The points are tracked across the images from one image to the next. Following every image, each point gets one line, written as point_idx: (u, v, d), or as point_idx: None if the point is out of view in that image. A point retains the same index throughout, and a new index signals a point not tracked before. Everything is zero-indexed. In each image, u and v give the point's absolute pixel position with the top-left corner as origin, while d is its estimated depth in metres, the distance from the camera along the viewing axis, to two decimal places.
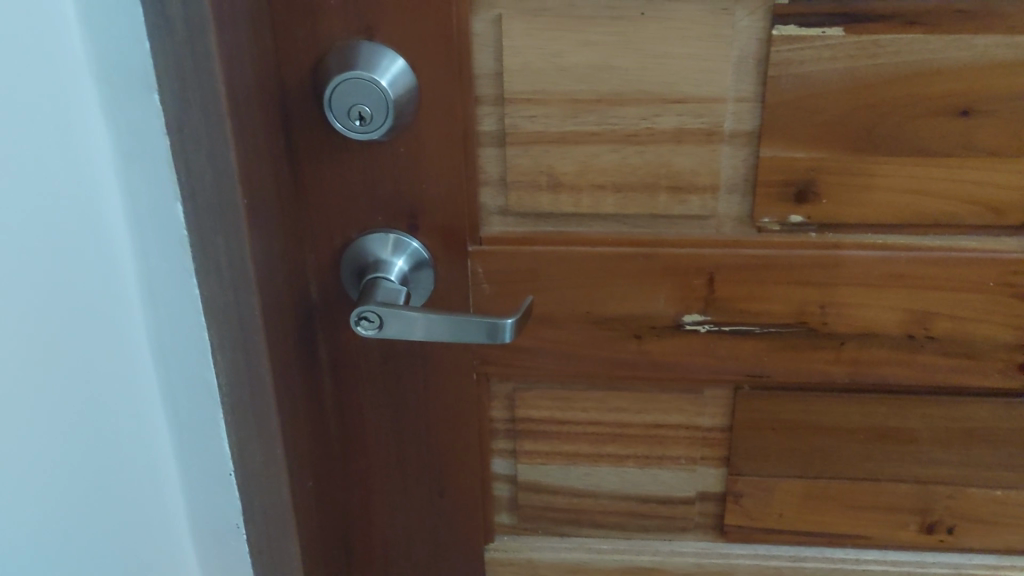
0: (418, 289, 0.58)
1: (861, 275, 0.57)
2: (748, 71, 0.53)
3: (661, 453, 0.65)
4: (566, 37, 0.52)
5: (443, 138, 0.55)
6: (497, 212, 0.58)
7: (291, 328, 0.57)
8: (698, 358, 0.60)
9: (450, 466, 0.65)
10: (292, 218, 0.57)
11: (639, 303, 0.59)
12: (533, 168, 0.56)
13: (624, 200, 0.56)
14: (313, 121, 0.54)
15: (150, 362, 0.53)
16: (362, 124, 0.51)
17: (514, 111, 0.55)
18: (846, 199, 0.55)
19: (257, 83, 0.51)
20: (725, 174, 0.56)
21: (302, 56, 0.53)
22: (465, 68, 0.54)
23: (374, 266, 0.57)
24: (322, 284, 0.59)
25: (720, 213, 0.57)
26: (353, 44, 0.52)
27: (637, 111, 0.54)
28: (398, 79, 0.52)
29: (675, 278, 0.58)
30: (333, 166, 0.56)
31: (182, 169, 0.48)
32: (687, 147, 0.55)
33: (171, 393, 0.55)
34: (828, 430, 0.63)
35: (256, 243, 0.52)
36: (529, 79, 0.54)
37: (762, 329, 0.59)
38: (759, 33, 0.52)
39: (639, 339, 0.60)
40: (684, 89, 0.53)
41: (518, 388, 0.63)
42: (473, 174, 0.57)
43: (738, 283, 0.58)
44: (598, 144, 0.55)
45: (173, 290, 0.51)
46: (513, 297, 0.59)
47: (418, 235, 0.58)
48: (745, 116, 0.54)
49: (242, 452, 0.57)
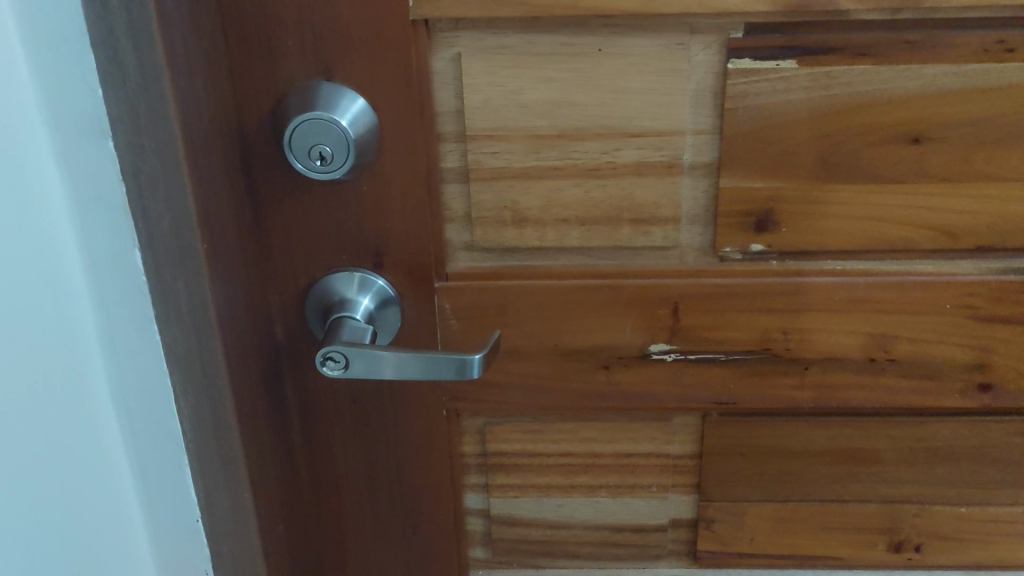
0: (384, 327, 0.58)
1: (821, 300, 0.58)
2: (705, 103, 0.54)
3: (633, 482, 0.64)
4: (527, 74, 0.53)
5: (405, 175, 0.55)
6: (462, 247, 0.58)
7: (258, 371, 0.57)
8: (666, 387, 0.60)
9: (422, 502, 0.64)
10: (257, 260, 0.57)
11: (606, 334, 0.59)
12: (497, 203, 0.56)
13: (588, 233, 0.57)
14: (273, 162, 0.55)
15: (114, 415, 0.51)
16: (323, 164, 0.52)
17: (477, 148, 0.55)
18: (806, 226, 0.56)
19: (217, 127, 0.51)
20: (687, 204, 0.57)
21: (262, 98, 0.53)
22: (426, 106, 0.54)
23: (339, 305, 0.57)
24: (287, 323, 0.59)
25: (683, 244, 0.58)
26: (313, 86, 0.52)
27: (598, 145, 0.55)
28: (359, 119, 0.53)
29: (641, 309, 0.58)
30: (296, 208, 0.56)
31: (139, 218, 0.48)
32: (648, 180, 0.56)
33: (135, 447, 0.53)
34: (796, 453, 0.63)
35: (218, 286, 0.52)
36: (491, 116, 0.54)
37: (727, 356, 0.59)
38: (715, 67, 0.53)
39: (607, 369, 0.60)
40: (643, 122, 0.54)
41: (488, 422, 0.63)
42: (437, 210, 0.57)
43: (703, 311, 0.58)
44: (560, 179, 0.56)
45: (134, 336, 0.50)
46: (481, 332, 0.59)
47: (384, 273, 0.58)
48: (704, 148, 0.55)
49: (208, 495, 0.56)
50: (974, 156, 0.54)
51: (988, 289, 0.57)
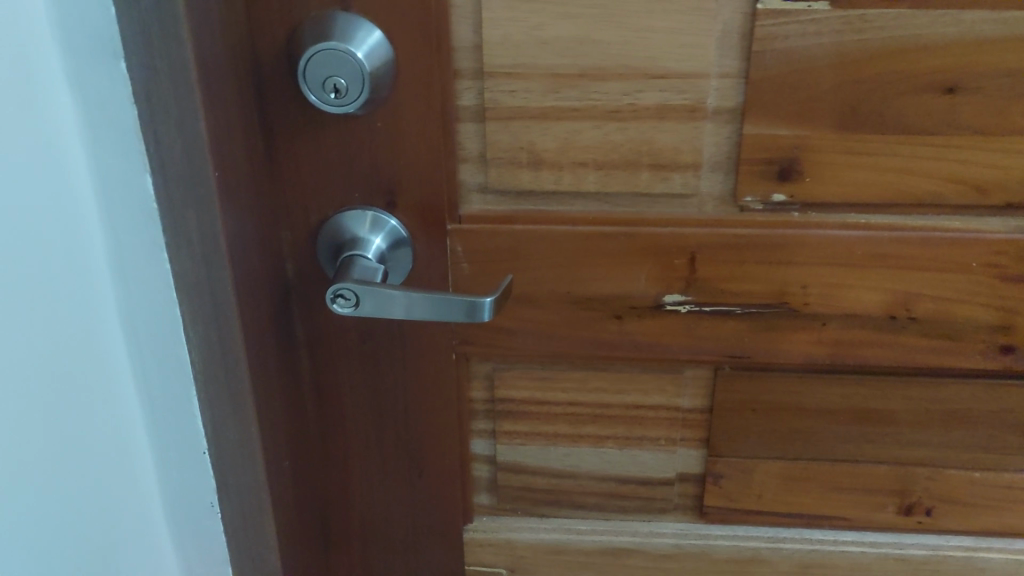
0: (396, 267, 0.57)
1: (842, 255, 0.56)
2: (732, 46, 0.52)
3: (641, 434, 0.64)
4: (548, 10, 0.51)
5: (420, 111, 0.54)
6: (476, 190, 0.57)
7: (268, 310, 0.56)
8: (680, 339, 0.59)
9: (428, 446, 0.63)
10: (267, 193, 0.55)
11: (620, 282, 0.58)
12: (513, 144, 0.55)
13: (606, 177, 0.56)
14: (285, 92, 0.53)
15: (124, 344, 0.50)
16: (337, 97, 0.50)
17: (494, 86, 0.54)
18: (831, 177, 0.55)
19: (229, 53, 0.49)
20: (709, 151, 0.55)
21: (275, 24, 0.51)
22: (443, 41, 0.53)
23: (351, 244, 0.56)
24: (296, 261, 0.58)
25: (702, 192, 0.56)
26: (330, 15, 0.51)
27: (619, 86, 0.53)
28: (375, 51, 0.51)
29: (657, 257, 0.57)
30: (310, 142, 0.54)
31: (150, 141, 0.46)
32: (670, 124, 0.54)
33: (144, 379, 0.52)
34: (810, 411, 0.62)
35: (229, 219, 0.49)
36: (509, 52, 0.53)
37: (744, 309, 0.58)
38: (744, 8, 0.51)
39: (620, 319, 0.59)
40: (667, 64, 0.52)
41: (497, 368, 0.62)
42: (452, 149, 0.56)
43: (720, 262, 0.57)
44: (579, 120, 0.54)
45: (144, 264, 0.49)
46: (492, 276, 0.58)
47: (396, 212, 0.57)
48: (729, 92, 0.53)
49: (216, 427, 0.54)
50: (1010, 109, 0.52)
51: (1015, 248, 0.55)
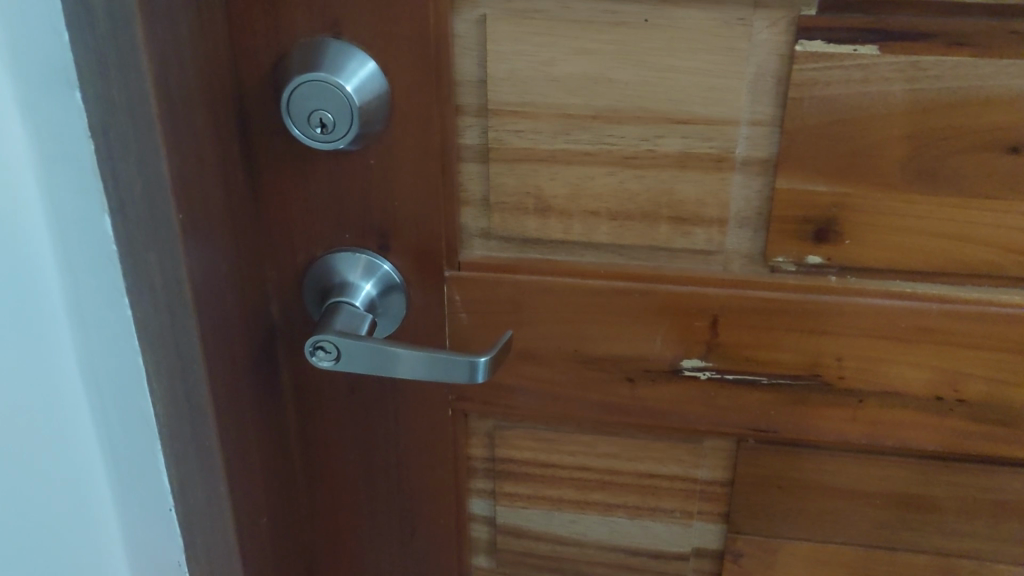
0: (387, 315, 0.53)
1: (883, 327, 0.50)
2: (766, 90, 0.46)
3: (653, 505, 0.58)
4: (559, 44, 0.46)
5: (418, 149, 0.49)
6: (478, 234, 0.52)
7: (243, 357, 0.51)
8: (699, 409, 0.53)
9: (421, 505, 0.59)
10: (250, 230, 0.51)
11: (634, 344, 0.52)
12: (519, 188, 0.50)
13: (620, 229, 0.50)
14: (270, 123, 0.49)
15: (85, 397, 0.46)
16: (323, 133, 0.46)
17: (499, 124, 0.49)
18: (874, 240, 0.48)
19: (204, 84, 0.44)
20: (737, 205, 0.49)
21: (263, 51, 0.47)
22: (444, 75, 0.48)
23: (339, 288, 0.51)
24: (283, 302, 0.53)
25: (728, 248, 0.50)
26: (320, 44, 0.46)
27: (637, 130, 0.48)
28: (367, 84, 0.46)
29: (676, 319, 0.51)
30: (297, 178, 0.50)
31: (108, 180, 0.43)
32: (692, 174, 0.48)
33: (108, 434, 0.48)
34: (842, 491, 0.56)
35: (193, 254, 0.45)
36: (516, 88, 0.47)
37: (771, 379, 0.52)
38: (780, 49, 0.45)
39: (632, 382, 0.53)
40: (691, 108, 0.47)
41: (498, 426, 0.57)
42: (452, 192, 0.51)
43: (746, 327, 0.51)
44: (592, 166, 0.49)
45: (104, 311, 0.45)
46: (492, 330, 0.53)
47: (390, 256, 0.52)
48: (761, 141, 0.48)
49: (182, 485, 0.51)
50: None
51: None
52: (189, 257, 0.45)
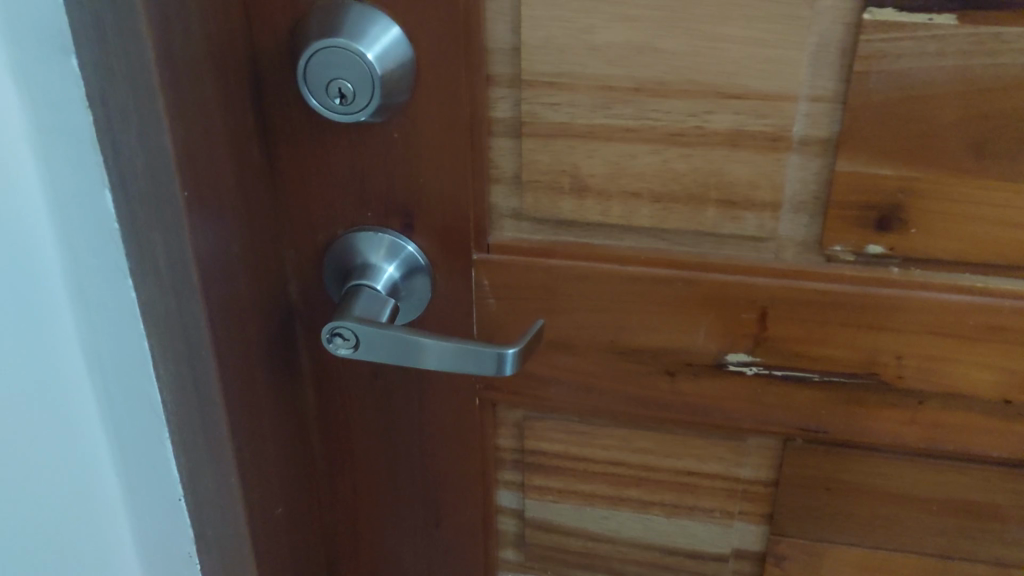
0: (411, 300, 0.49)
1: (949, 324, 0.46)
2: (828, 63, 0.42)
3: (692, 503, 0.54)
4: (601, 9, 0.42)
5: (445, 122, 0.45)
6: (509, 215, 0.48)
7: (257, 344, 0.47)
8: (744, 405, 0.50)
9: (446, 497, 0.56)
10: (266, 207, 0.48)
11: (676, 336, 0.48)
12: (554, 166, 0.46)
13: (663, 212, 0.46)
14: (287, 92, 0.45)
15: (90, 383, 0.43)
16: (342, 103, 0.43)
17: (534, 97, 0.45)
18: (943, 229, 0.44)
19: (213, 51, 0.41)
20: (792, 188, 0.45)
21: (277, 14, 0.43)
22: (474, 42, 0.44)
23: (360, 270, 0.48)
24: (302, 283, 0.50)
25: (781, 235, 0.46)
26: (340, 6, 0.42)
27: (684, 105, 0.44)
28: (390, 52, 0.43)
29: (722, 310, 0.47)
30: (316, 152, 0.47)
31: (109, 152, 0.39)
32: (744, 154, 0.44)
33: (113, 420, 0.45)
34: (896, 496, 0.52)
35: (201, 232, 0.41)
36: (552, 57, 0.43)
37: (823, 377, 0.48)
38: (846, 17, 0.41)
39: (672, 376, 0.49)
40: (745, 82, 0.43)
41: (529, 417, 0.53)
42: (482, 169, 0.47)
43: (798, 321, 0.47)
44: (634, 143, 0.45)
45: (108, 293, 0.42)
46: (523, 317, 0.50)
47: (414, 237, 0.48)
48: (821, 119, 0.43)
49: (191, 476, 0.48)
50: None
51: None
52: (195, 239, 0.41)
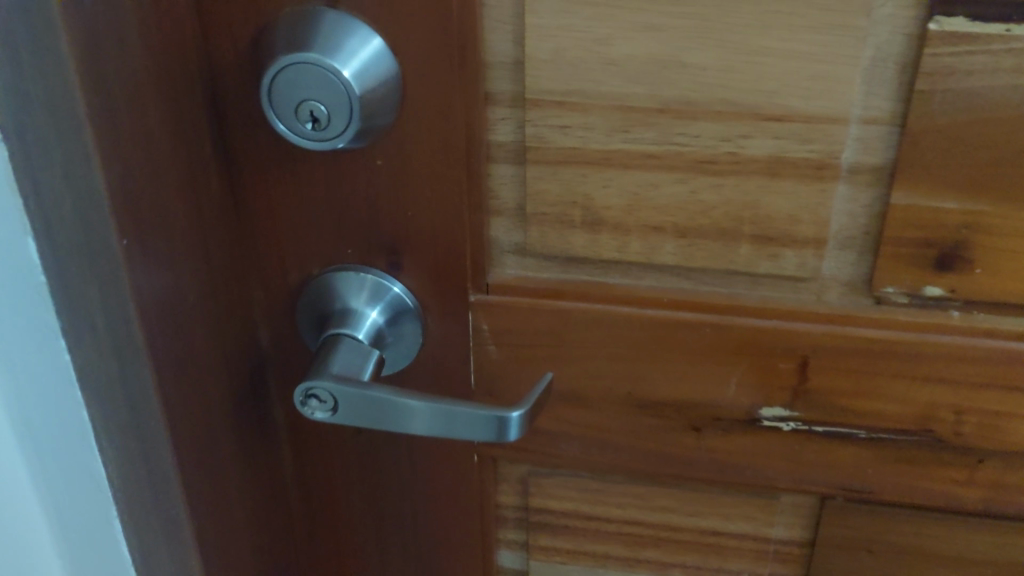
0: (399, 347, 0.43)
1: (1016, 376, 0.40)
2: (885, 80, 0.36)
3: (717, 566, 0.49)
4: (619, 18, 0.36)
5: (437, 148, 0.39)
6: (512, 250, 0.42)
7: (216, 403, 0.42)
8: (778, 463, 0.44)
9: (441, 560, 0.50)
10: (229, 245, 0.42)
11: (702, 387, 0.43)
12: (564, 196, 0.40)
13: (689, 248, 0.40)
14: (252, 115, 0.39)
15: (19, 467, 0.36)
16: (314, 128, 0.36)
17: (540, 118, 0.38)
18: (1012, 269, 0.38)
19: (158, 72, 0.35)
20: (838, 223, 0.39)
21: (237, 23, 0.37)
22: (470, 56, 0.37)
23: (339, 316, 0.42)
24: (272, 327, 0.45)
25: (824, 275, 0.40)
26: (311, 15, 0.36)
27: (715, 128, 0.37)
28: (372, 68, 0.36)
29: (756, 359, 0.42)
30: (288, 183, 0.40)
31: (27, 192, 0.32)
32: (784, 184, 0.38)
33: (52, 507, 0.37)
34: (948, 560, 0.46)
35: (147, 281, 0.35)
36: (562, 73, 0.37)
37: (869, 433, 0.42)
38: (907, 27, 0.35)
39: (698, 432, 0.44)
40: (787, 102, 0.36)
41: (533, 473, 0.48)
42: (481, 200, 0.41)
43: (842, 372, 0.41)
44: (656, 171, 0.39)
45: (35, 358, 0.35)
46: (527, 366, 0.44)
47: (402, 277, 0.42)
48: (874, 145, 0.37)
49: (147, 559, 0.41)
50: None
51: None
52: (137, 290, 0.35)
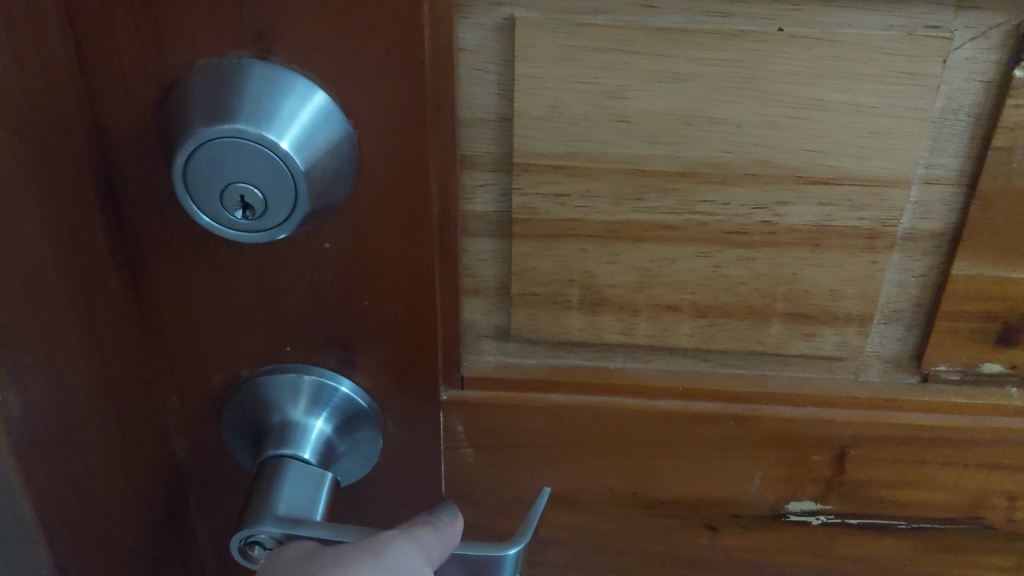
0: (354, 454, 0.35)
1: None
2: (955, 134, 0.29)
3: None
4: (634, 65, 0.28)
5: (399, 228, 0.31)
6: (491, 335, 0.35)
7: (127, 561, 0.33)
8: (803, 558, 0.39)
9: None
10: (133, 351, 0.33)
11: (721, 484, 0.37)
12: (558, 274, 0.33)
13: (709, 329, 0.34)
14: (159, 193, 0.30)
15: None
16: (248, 216, 0.27)
17: (531, 185, 0.31)
18: None
19: (31, 159, 0.25)
20: (886, 295, 0.33)
21: (130, 81, 0.28)
22: (444, 115, 0.29)
23: (276, 431, 0.33)
24: (190, 436, 0.36)
25: (867, 352, 0.34)
26: (232, 70, 0.27)
27: (749, 194, 0.30)
28: (318, 135, 0.27)
29: (784, 451, 0.36)
30: (208, 271, 0.32)
31: None
32: (828, 256, 0.32)
33: None
34: None
35: (24, 418, 0.26)
36: (560, 132, 0.29)
37: (910, 524, 0.37)
38: (987, 73, 0.28)
39: (713, 530, 0.38)
40: (839, 162, 0.30)
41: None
42: (455, 283, 0.33)
43: (885, 463, 0.36)
44: (673, 244, 0.32)
45: None
46: (514, 469, 0.37)
47: (355, 375, 0.34)
48: (935, 207, 0.31)
49: None
50: None
51: None
52: (11, 431, 0.25)
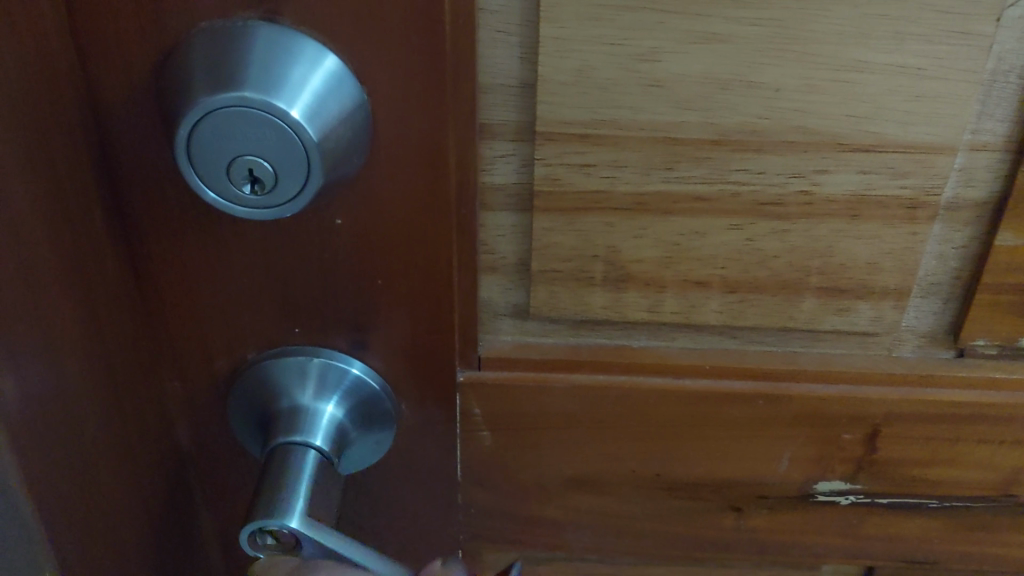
0: (366, 440, 0.34)
1: None
2: (1006, 97, 0.28)
3: None
4: (669, 25, 0.26)
5: (415, 202, 0.29)
6: (509, 313, 0.33)
7: (132, 558, 0.31)
8: (830, 538, 0.38)
9: None
10: (132, 335, 0.31)
11: (748, 465, 0.36)
12: (581, 250, 0.31)
13: (739, 305, 0.32)
14: (158, 167, 0.28)
15: None
16: (257, 190, 0.25)
17: (555, 155, 0.29)
18: None
19: (22, 133, 0.23)
20: (925, 267, 0.32)
21: (126, 46, 0.25)
22: (464, 81, 0.27)
23: (285, 417, 0.32)
24: (193, 423, 0.35)
25: (902, 327, 0.33)
26: (237, 33, 0.25)
27: (786, 162, 0.29)
28: (330, 102, 0.25)
29: (815, 431, 0.34)
30: (211, 249, 0.30)
31: None
32: (866, 227, 0.30)
33: None
34: None
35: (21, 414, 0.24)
36: (587, 99, 0.28)
37: (942, 503, 0.36)
38: None
39: (738, 511, 0.37)
40: (882, 128, 0.28)
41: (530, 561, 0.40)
42: (472, 259, 0.31)
43: (919, 442, 0.34)
44: (705, 217, 0.30)
45: None
46: (532, 452, 0.36)
47: (367, 358, 0.32)
48: (980, 175, 0.29)
49: None
50: None
51: None
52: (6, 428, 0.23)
